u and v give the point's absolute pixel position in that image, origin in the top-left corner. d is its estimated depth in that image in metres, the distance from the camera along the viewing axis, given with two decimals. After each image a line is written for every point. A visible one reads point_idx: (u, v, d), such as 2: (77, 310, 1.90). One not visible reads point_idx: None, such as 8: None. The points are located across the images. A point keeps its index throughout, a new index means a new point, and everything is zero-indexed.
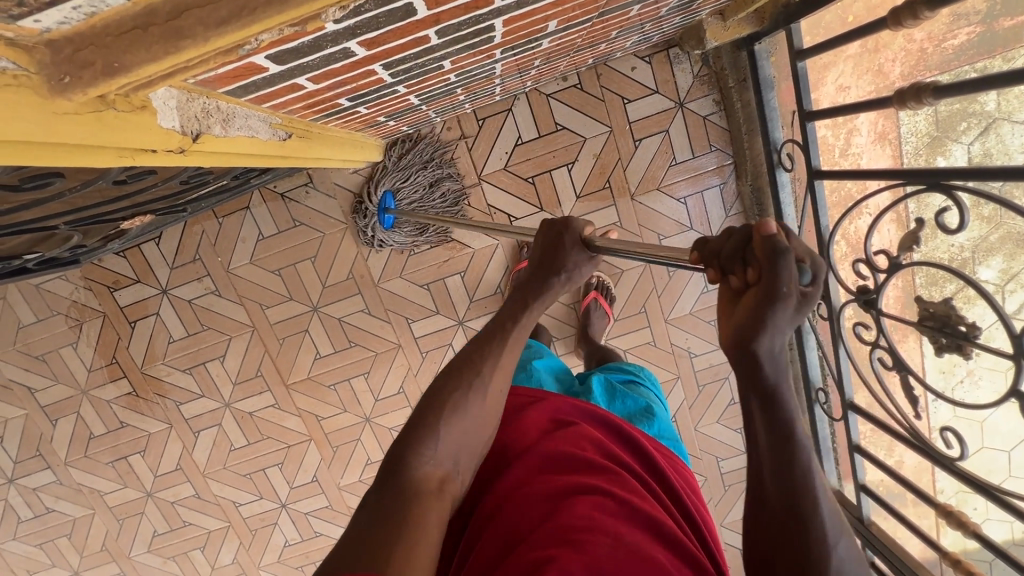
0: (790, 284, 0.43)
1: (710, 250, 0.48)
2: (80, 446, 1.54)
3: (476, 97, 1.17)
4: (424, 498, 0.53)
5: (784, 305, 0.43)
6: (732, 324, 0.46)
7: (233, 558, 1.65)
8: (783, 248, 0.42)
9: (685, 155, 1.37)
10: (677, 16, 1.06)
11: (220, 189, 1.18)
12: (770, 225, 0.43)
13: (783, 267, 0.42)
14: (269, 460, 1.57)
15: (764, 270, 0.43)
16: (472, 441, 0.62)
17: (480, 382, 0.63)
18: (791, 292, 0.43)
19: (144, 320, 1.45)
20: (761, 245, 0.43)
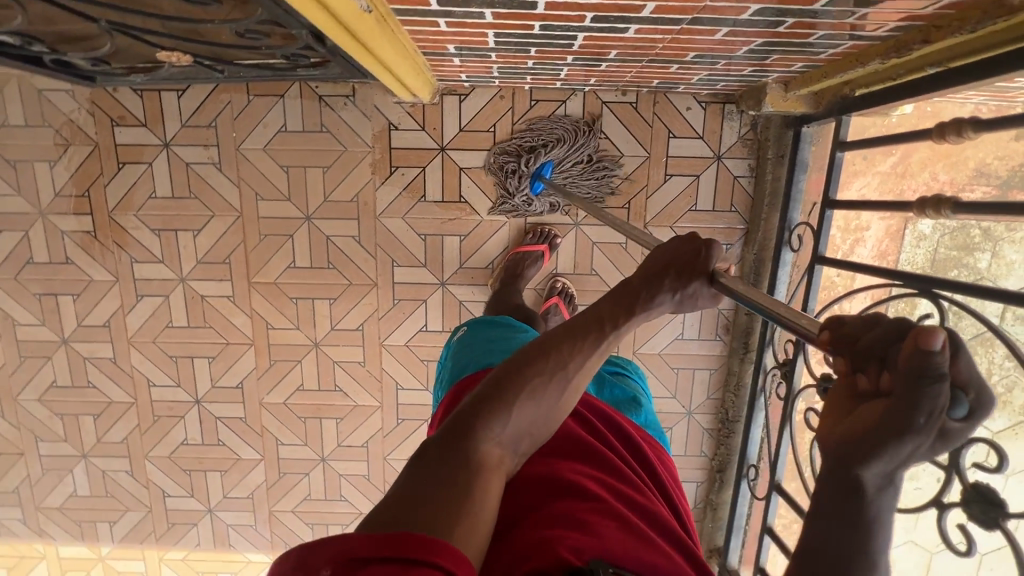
0: (931, 417, 0.36)
1: (845, 336, 0.40)
2: (13, 267, 1.45)
3: (540, 72, 1.17)
4: (478, 475, 0.54)
5: (915, 437, 0.37)
6: (837, 429, 0.40)
7: (123, 437, 1.55)
8: (940, 377, 0.34)
9: (706, 205, 1.41)
10: (748, 67, 1.11)
11: (252, 58, 1.16)
12: (937, 342, 0.34)
13: (927, 396, 0.35)
14: (201, 350, 1.50)
15: (901, 392, 0.36)
16: (535, 429, 0.61)
17: (561, 377, 0.60)
18: (932, 427, 0.36)
19: (133, 166, 1.39)
20: (907, 363, 0.35)
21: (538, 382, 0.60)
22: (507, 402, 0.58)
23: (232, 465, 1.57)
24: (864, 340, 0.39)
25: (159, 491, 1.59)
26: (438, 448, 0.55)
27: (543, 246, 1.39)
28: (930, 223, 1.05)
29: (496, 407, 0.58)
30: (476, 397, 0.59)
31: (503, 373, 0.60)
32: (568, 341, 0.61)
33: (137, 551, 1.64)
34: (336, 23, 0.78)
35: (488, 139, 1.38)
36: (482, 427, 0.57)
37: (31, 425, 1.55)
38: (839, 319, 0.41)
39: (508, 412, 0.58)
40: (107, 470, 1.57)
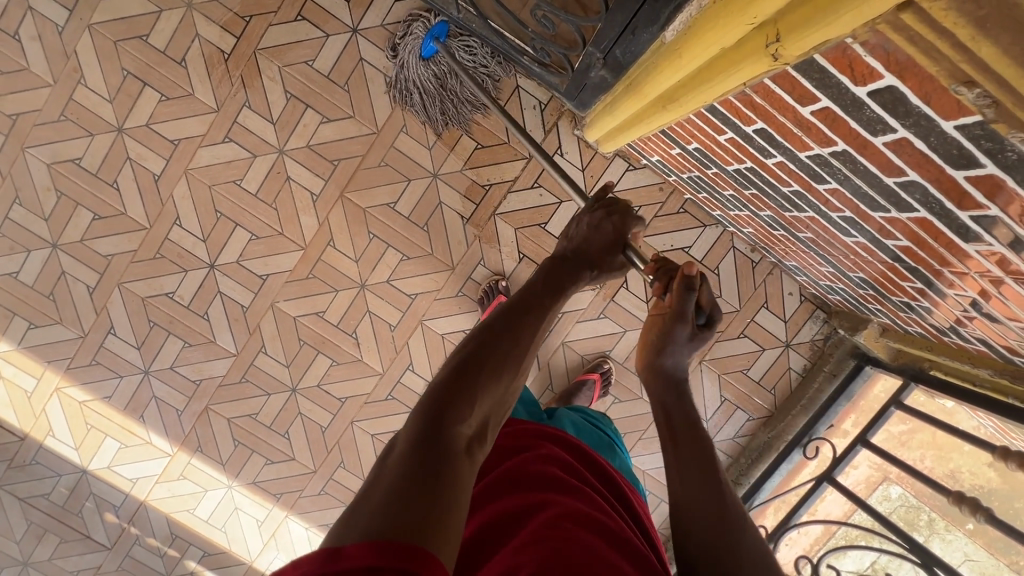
0: (688, 315, 0.67)
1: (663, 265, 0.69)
2: (121, 31, 1.29)
3: (721, 197, 1.24)
4: (456, 462, 0.49)
5: (680, 324, 0.67)
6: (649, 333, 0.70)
7: (109, 253, 1.38)
8: (693, 287, 0.66)
9: (755, 375, 1.54)
10: (875, 303, 1.23)
11: (500, 23, 1.16)
12: (694, 271, 0.66)
13: (685, 306, 0.67)
14: (249, 223, 1.38)
15: (675, 298, 0.67)
16: (496, 408, 0.59)
17: (514, 357, 0.61)
18: (688, 321, 0.67)
19: (310, 27, 1.31)
20: (680, 282, 0.66)
21: (499, 363, 0.59)
22: (472, 381, 0.56)
23: (201, 344, 1.43)
24: (668, 268, 0.69)
25: (107, 324, 1.41)
26: (407, 445, 0.49)
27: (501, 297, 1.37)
28: (899, 490, 1.22)
29: (465, 396, 0.54)
30: (443, 383, 0.56)
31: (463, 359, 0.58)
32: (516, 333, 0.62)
33: (36, 368, 1.43)
34: (676, 75, 0.74)
35: None
36: (450, 415, 0.52)
37: (20, 184, 1.34)
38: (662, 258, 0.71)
39: (475, 396, 0.55)
40: (68, 273, 1.39)
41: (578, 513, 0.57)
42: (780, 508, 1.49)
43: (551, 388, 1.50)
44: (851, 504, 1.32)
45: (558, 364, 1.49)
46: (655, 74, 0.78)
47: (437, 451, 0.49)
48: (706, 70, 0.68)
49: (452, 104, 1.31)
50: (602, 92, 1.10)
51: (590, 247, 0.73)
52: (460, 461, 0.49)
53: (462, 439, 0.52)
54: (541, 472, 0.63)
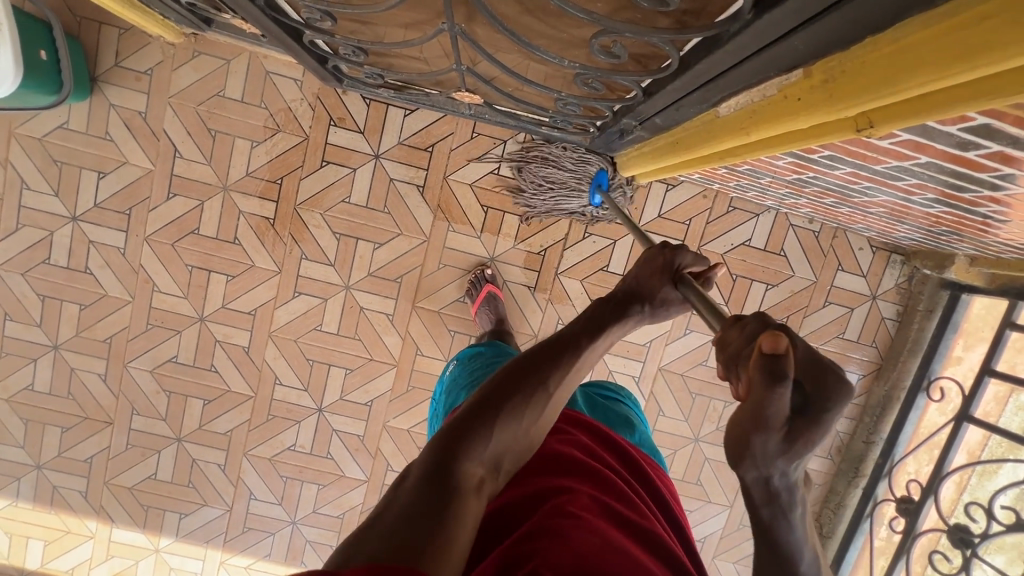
0: (776, 418, 0.40)
1: (723, 343, 0.46)
2: (174, 234, 1.38)
3: (774, 193, 1.30)
4: (467, 496, 0.52)
5: (763, 434, 0.42)
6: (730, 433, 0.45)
7: (228, 430, 1.47)
8: (781, 377, 0.39)
9: (852, 335, 1.52)
10: (958, 241, 1.23)
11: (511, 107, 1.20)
12: (776, 346, 0.39)
13: (771, 404, 0.40)
14: (341, 360, 1.45)
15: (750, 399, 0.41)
16: (519, 446, 0.61)
17: (544, 397, 0.62)
18: (776, 428, 0.41)
19: (336, 168, 1.37)
20: (754, 365, 0.40)
21: (525, 393, 0.61)
22: (491, 415, 0.58)
23: (335, 481, 1.51)
24: (734, 348, 0.44)
25: (246, 492, 1.51)
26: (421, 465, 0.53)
27: (488, 288, 1.36)
28: None
29: (481, 426, 0.57)
30: (471, 412, 0.59)
31: (488, 390, 0.61)
32: (550, 361, 0.64)
33: (198, 550, 1.54)
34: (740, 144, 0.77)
35: (680, 231, 1.45)
36: (465, 450, 0.55)
37: (131, 395, 1.45)
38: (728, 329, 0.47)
39: (491, 425, 0.58)
40: (198, 459, 1.49)
41: (588, 502, 0.58)
42: (924, 455, 1.44)
43: (661, 413, 1.53)
44: (984, 430, 1.31)
45: (662, 390, 1.52)
46: (712, 144, 0.82)
47: (448, 485, 0.51)
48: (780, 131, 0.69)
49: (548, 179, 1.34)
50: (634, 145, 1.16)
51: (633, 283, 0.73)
52: (467, 497, 0.52)
53: (473, 472, 0.55)
54: (563, 454, 0.65)
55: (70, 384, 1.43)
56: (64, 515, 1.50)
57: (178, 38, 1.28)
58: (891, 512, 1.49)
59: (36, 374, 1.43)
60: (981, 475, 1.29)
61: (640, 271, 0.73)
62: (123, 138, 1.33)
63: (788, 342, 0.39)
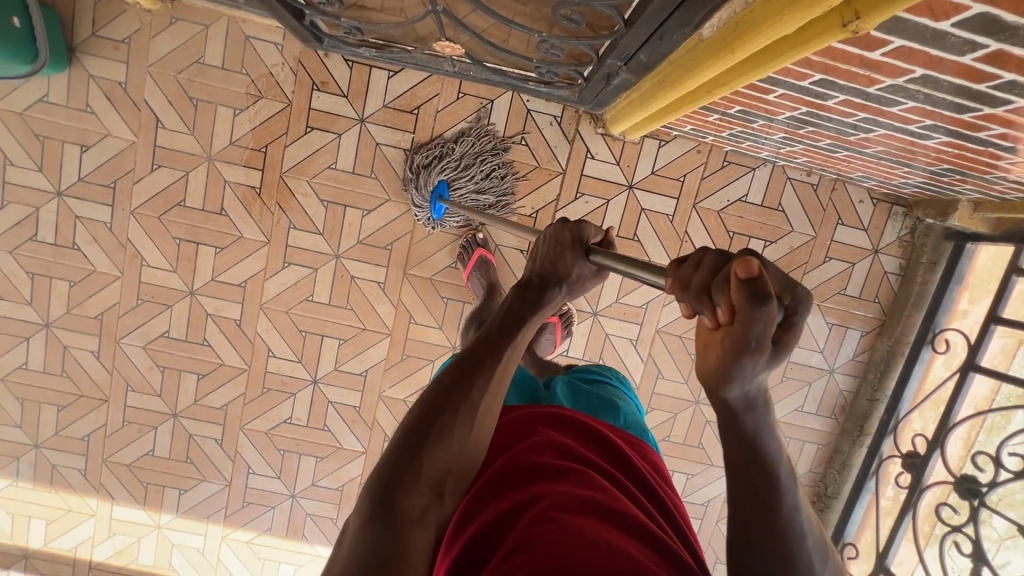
0: (761, 340, 0.41)
1: (683, 280, 0.45)
2: (160, 206, 1.36)
3: (769, 142, 1.25)
4: (410, 528, 0.53)
5: (753, 353, 0.42)
6: (712, 360, 0.45)
7: (223, 404, 1.47)
8: (766, 296, 0.39)
9: (854, 292, 1.49)
10: (961, 184, 1.18)
11: (496, 60, 1.16)
12: (751, 270, 0.39)
13: (758, 322, 0.40)
14: (334, 330, 1.44)
15: (739, 322, 0.41)
16: (457, 465, 0.60)
17: (469, 413, 0.62)
18: (763, 348, 0.42)
19: (321, 134, 1.34)
20: (736, 294, 0.40)
21: (450, 408, 0.61)
22: (421, 442, 0.58)
23: (332, 453, 1.50)
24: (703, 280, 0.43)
25: (244, 466, 1.50)
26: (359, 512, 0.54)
27: (480, 251, 1.33)
28: None
29: (413, 457, 0.57)
30: (395, 448, 0.58)
31: (416, 417, 0.60)
32: (470, 374, 0.64)
33: (200, 525, 1.54)
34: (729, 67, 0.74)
35: (675, 188, 1.41)
36: (400, 484, 0.55)
37: (125, 372, 1.44)
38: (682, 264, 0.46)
39: (423, 452, 0.58)
40: (195, 435, 1.48)
41: (562, 497, 0.52)
42: (929, 410, 1.41)
43: (661, 376, 1.50)
44: (994, 381, 1.27)
45: (660, 352, 1.49)
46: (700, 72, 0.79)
47: (387, 523, 0.52)
48: (772, 45, 0.66)
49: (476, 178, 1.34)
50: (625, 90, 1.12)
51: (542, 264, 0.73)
52: (409, 528, 0.53)
53: (412, 503, 0.54)
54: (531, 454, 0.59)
55: (64, 362, 1.43)
56: (65, 494, 1.50)
57: (154, 4, 1.25)
58: (897, 469, 1.46)
59: (30, 352, 1.42)
60: (992, 430, 1.25)
61: (553, 253, 0.72)
62: (104, 109, 1.31)
63: (761, 265, 0.39)
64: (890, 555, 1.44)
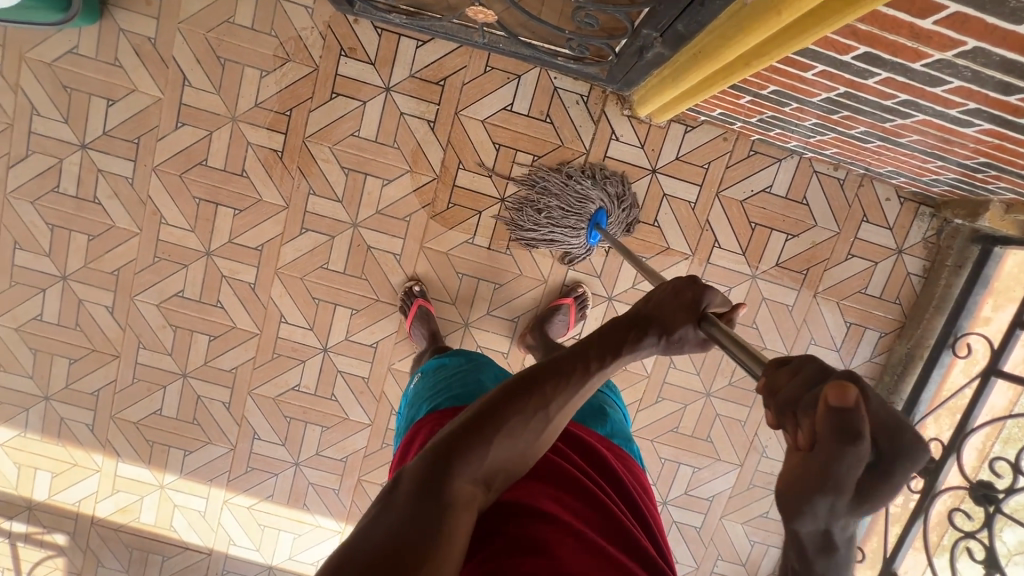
0: (848, 480, 0.35)
1: (773, 388, 0.43)
2: (182, 165, 1.36)
3: (798, 131, 1.23)
4: (459, 513, 0.51)
5: (828, 495, 0.36)
6: (771, 477, 0.40)
7: (233, 367, 1.47)
8: (859, 432, 0.35)
9: (875, 291, 1.46)
10: (995, 183, 1.15)
11: (528, 33, 1.16)
12: (850, 400, 0.36)
13: (847, 458, 0.35)
14: (348, 300, 1.43)
15: (820, 451, 0.36)
16: (516, 464, 0.57)
17: (543, 418, 0.57)
18: (846, 489, 0.36)
19: (346, 100, 1.34)
20: (822, 418, 0.37)
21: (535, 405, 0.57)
22: (492, 432, 0.55)
23: (338, 424, 1.50)
24: (787, 400, 0.41)
25: (250, 432, 1.50)
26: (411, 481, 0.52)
27: (419, 301, 1.37)
28: None
29: (477, 444, 0.54)
30: (460, 427, 0.55)
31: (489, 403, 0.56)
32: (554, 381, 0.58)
33: (202, 488, 1.54)
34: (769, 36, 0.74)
35: (699, 175, 1.40)
36: (459, 467, 0.53)
37: (138, 329, 1.44)
38: (776, 373, 0.44)
39: (489, 441, 0.54)
40: (203, 396, 1.48)
41: (573, 507, 0.59)
42: (944, 416, 1.38)
43: (672, 366, 1.49)
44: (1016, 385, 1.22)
45: None
46: (738, 42, 0.78)
47: (437, 506, 0.50)
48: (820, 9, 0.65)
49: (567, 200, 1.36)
50: (655, 69, 1.11)
51: (650, 308, 0.65)
52: (459, 515, 0.51)
53: (465, 488, 0.53)
54: (551, 461, 0.64)
55: (78, 316, 1.43)
56: (72, 448, 1.50)
57: None
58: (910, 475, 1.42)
59: (45, 304, 1.43)
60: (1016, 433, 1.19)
61: (669, 298, 0.64)
62: (132, 65, 1.32)
63: (860, 396, 0.36)
64: (898, 561, 1.41)
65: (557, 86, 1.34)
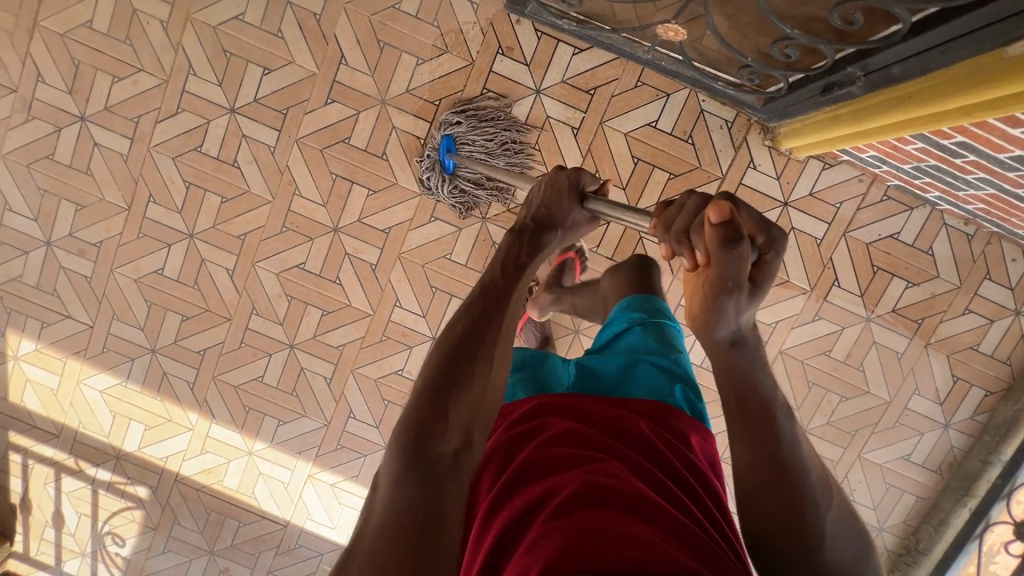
0: (737, 274, 0.62)
1: (681, 230, 0.64)
2: (325, 140, 1.38)
3: (945, 181, 1.22)
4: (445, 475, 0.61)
5: (734, 293, 0.63)
6: (698, 293, 0.65)
7: (341, 344, 1.48)
8: (739, 233, 0.60)
9: (986, 350, 1.46)
10: None
11: (699, 55, 1.18)
12: (724, 215, 0.60)
13: (736, 255, 0.61)
14: (464, 292, 1.45)
15: (718, 257, 0.61)
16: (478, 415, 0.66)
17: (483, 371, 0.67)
18: (739, 281, 0.63)
19: (496, 98, 1.36)
20: (713, 232, 0.60)
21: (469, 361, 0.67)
22: (445, 400, 0.64)
23: None
24: (685, 230, 0.64)
25: (346, 410, 1.51)
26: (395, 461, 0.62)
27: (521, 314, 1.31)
28: None
29: (440, 412, 0.64)
30: (423, 405, 0.65)
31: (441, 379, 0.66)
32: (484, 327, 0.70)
33: (289, 460, 1.54)
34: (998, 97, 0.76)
35: (829, 213, 1.40)
36: (431, 439, 0.62)
37: (254, 295, 1.46)
38: (668, 215, 0.67)
39: (448, 407, 0.64)
40: (306, 369, 1.49)
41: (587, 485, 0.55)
42: None
43: None
44: None
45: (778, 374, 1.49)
46: (957, 97, 0.81)
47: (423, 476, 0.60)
48: None
49: (487, 136, 1.33)
50: (818, 108, 1.14)
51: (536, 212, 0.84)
52: (444, 481, 0.61)
53: (442, 454, 0.62)
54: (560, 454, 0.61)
55: (197, 275, 1.45)
56: (169, 404, 1.52)
57: None
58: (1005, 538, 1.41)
59: (168, 260, 1.45)
60: None
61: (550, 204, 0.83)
62: (294, 37, 1.34)
63: (731, 209, 0.60)
64: None
65: (704, 109, 1.36)
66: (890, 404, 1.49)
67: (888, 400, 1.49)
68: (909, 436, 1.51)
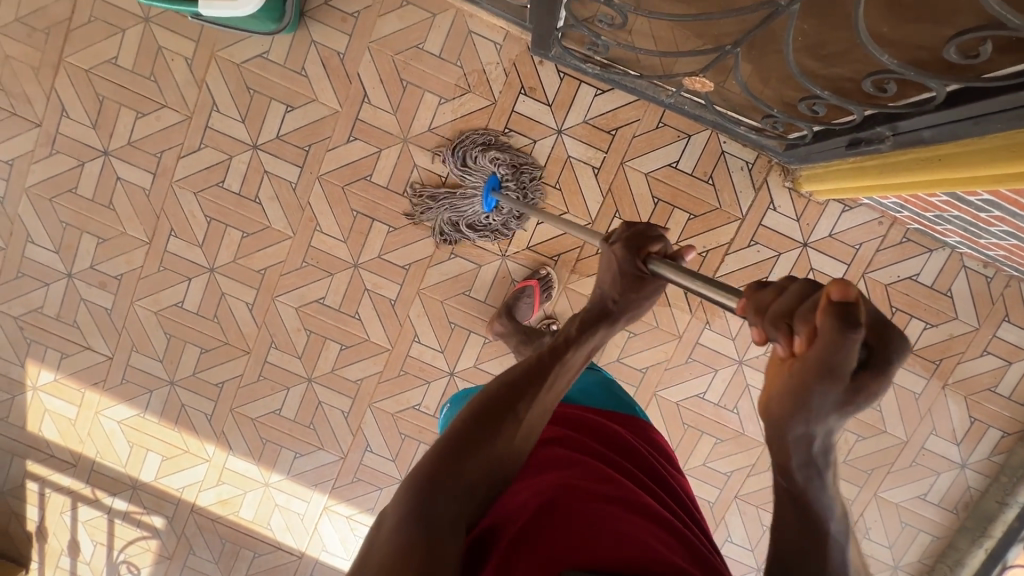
0: (842, 372, 0.42)
1: (780, 310, 0.46)
2: (347, 177, 1.39)
3: (967, 229, 1.23)
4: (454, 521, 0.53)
5: (827, 386, 0.44)
6: (782, 388, 0.47)
7: (359, 378, 1.48)
8: (857, 323, 0.40)
9: (1004, 391, 1.46)
10: None
11: (722, 102, 1.18)
12: (848, 295, 0.40)
13: (845, 351, 0.41)
14: (483, 328, 1.45)
15: (821, 347, 0.42)
16: (489, 459, 0.61)
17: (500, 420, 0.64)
18: (842, 379, 0.43)
19: (518, 137, 1.36)
20: (823, 316, 0.41)
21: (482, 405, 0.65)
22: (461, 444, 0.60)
23: None
24: (782, 310, 0.46)
25: (363, 443, 1.51)
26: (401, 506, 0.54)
27: None
28: None
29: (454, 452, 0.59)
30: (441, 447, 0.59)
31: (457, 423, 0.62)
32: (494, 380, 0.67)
33: (306, 492, 1.55)
34: None
35: (848, 254, 1.41)
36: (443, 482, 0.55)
37: (273, 329, 1.46)
38: (765, 291, 0.49)
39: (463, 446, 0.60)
40: (323, 402, 1.50)
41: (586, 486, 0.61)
42: None
43: None
44: None
45: None
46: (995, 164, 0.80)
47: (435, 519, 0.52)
48: None
49: (485, 175, 1.35)
50: (838, 157, 1.13)
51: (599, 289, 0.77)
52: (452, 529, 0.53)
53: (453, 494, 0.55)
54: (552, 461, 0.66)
55: (217, 308, 1.46)
56: (186, 435, 1.52)
57: None
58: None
59: (188, 293, 1.45)
60: None
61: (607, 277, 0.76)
62: (317, 76, 1.35)
63: (858, 291, 0.40)
64: None
65: (724, 151, 1.37)
66: (906, 444, 1.49)
67: (904, 440, 1.49)
68: (925, 475, 1.51)
